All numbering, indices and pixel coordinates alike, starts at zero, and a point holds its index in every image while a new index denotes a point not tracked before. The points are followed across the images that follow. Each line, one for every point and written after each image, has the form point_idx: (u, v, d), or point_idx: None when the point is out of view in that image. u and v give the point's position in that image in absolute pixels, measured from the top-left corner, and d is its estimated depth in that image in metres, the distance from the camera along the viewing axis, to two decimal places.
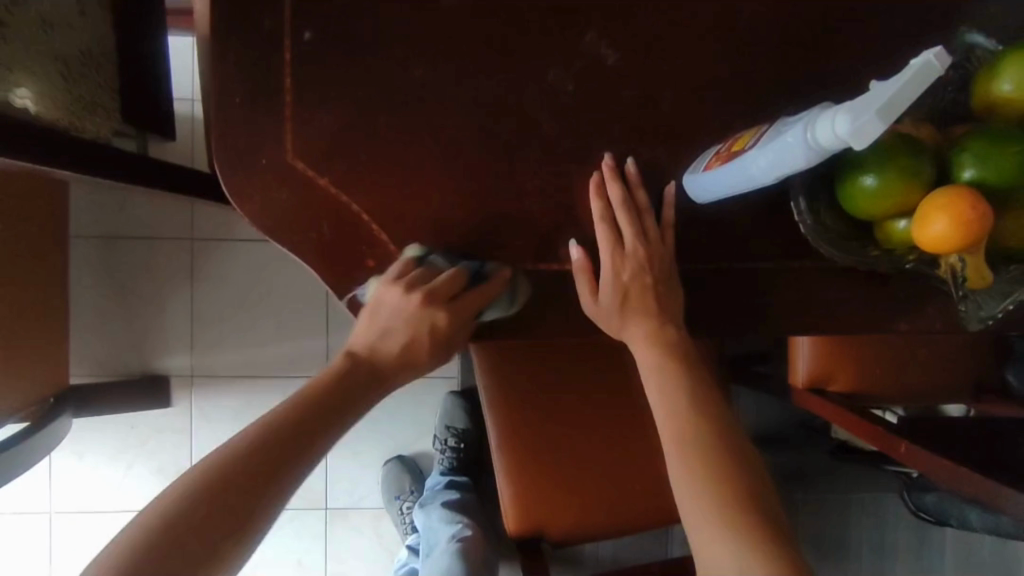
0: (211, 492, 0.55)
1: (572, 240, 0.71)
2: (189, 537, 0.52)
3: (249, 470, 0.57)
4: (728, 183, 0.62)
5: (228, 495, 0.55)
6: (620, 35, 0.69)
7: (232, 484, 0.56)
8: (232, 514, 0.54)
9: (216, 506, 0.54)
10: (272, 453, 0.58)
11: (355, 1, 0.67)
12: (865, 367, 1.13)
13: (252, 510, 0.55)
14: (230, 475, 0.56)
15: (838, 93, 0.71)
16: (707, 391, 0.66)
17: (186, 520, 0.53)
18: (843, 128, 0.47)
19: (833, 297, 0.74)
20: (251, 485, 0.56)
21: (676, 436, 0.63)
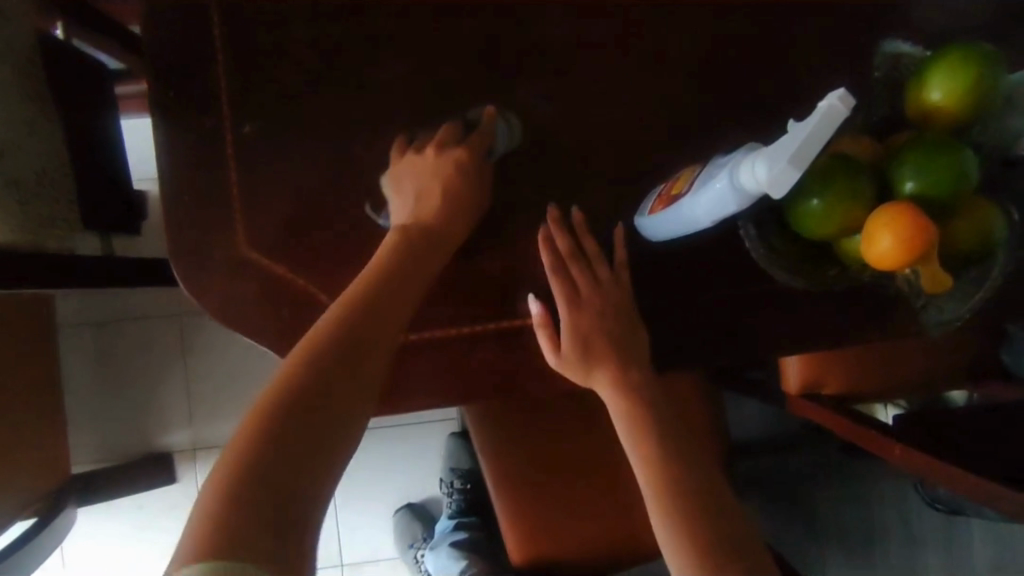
0: (266, 443, 0.47)
1: (529, 295, 0.71)
2: (268, 497, 0.45)
3: (306, 409, 0.49)
4: (671, 226, 0.62)
5: (296, 446, 0.48)
6: (549, 89, 0.71)
7: (260, 479, 0.46)
8: (297, 468, 0.47)
9: (274, 462, 0.47)
10: (321, 393, 0.50)
11: (289, 91, 0.70)
12: (855, 367, 1.12)
13: (315, 468, 0.48)
14: (286, 417, 0.49)
15: (772, 118, 0.72)
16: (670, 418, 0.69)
17: (255, 477, 0.46)
18: (763, 174, 0.48)
19: (799, 320, 0.73)
20: (311, 428, 0.49)
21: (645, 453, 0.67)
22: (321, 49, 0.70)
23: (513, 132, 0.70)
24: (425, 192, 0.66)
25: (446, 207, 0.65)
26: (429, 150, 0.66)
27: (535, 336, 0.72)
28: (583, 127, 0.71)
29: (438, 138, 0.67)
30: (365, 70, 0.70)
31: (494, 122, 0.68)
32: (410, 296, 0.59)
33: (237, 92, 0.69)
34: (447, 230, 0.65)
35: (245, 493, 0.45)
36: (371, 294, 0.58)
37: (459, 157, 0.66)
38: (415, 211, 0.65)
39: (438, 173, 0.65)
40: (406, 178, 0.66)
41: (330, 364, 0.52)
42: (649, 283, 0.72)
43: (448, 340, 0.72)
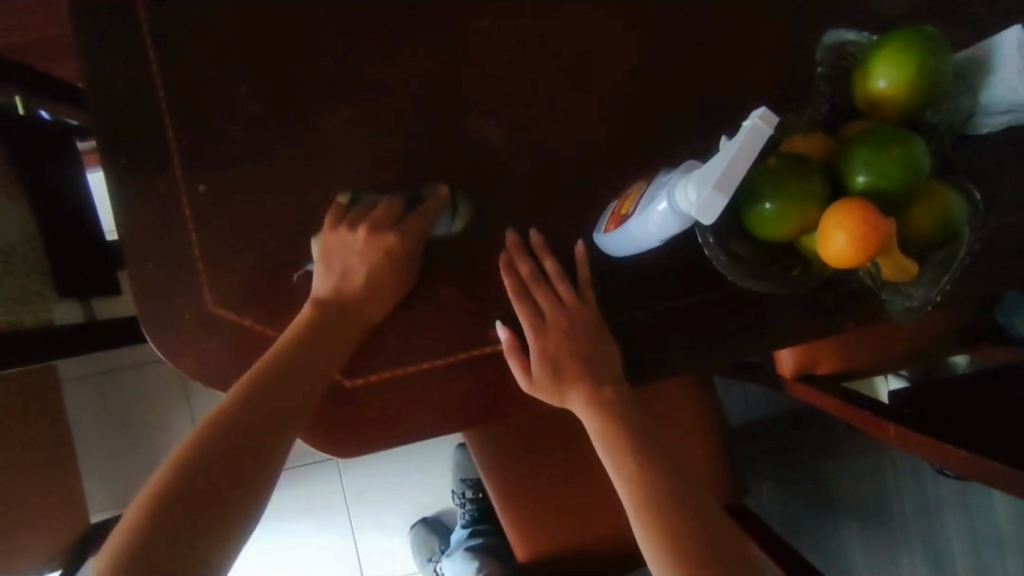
0: (196, 472, 0.57)
1: (497, 322, 0.71)
2: (178, 508, 0.55)
3: (235, 446, 0.59)
4: (625, 245, 0.62)
5: (218, 464, 0.58)
6: (496, 115, 0.71)
7: (187, 488, 0.56)
8: (227, 480, 0.57)
9: (198, 485, 0.56)
10: (250, 430, 0.60)
11: (237, 146, 0.70)
12: (847, 347, 1.11)
13: (235, 483, 0.57)
14: (213, 445, 0.58)
15: (723, 120, 0.71)
16: (646, 427, 0.69)
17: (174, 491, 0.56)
18: (693, 199, 0.49)
19: (772, 318, 0.73)
20: (235, 461, 0.58)
21: (620, 460, 0.67)
22: (267, 101, 0.70)
23: (455, 220, 0.71)
24: (349, 271, 0.68)
25: (384, 273, 0.68)
26: (361, 231, 0.67)
27: (507, 362, 0.72)
28: (534, 150, 0.71)
29: (370, 220, 0.67)
30: (312, 116, 0.71)
31: (439, 207, 0.69)
32: (326, 359, 0.66)
33: (189, 154, 0.70)
34: (377, 297, 0.68)
35: (165, 511, 0.55)
36: (297, 349, 0.64)
37: (388, 246, 0.67)
38: (338, 286, 0.68)
39: (367, 258, 0.67)
40: (333, 254, 0.68)
41: (253, 410, 0.61)
42: (616, 298, 0.72)
43: (420, 374, 0.72)
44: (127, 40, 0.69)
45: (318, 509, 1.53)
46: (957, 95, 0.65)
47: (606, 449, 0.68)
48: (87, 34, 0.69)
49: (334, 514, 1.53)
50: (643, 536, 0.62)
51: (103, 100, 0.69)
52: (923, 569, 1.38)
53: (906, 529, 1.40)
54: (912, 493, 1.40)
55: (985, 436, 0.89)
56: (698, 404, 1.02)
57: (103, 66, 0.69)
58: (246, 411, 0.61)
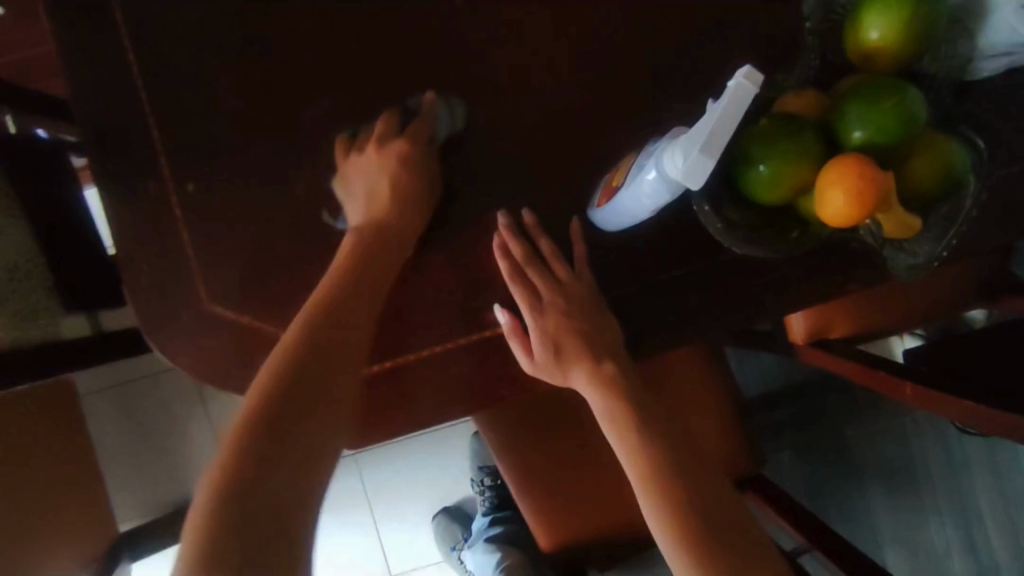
0: (248, 463, 0.51)
1: (495, 305, 0.70)
2: (244, 492, 0.49)
3: (277, 431, 0.53)
4: (616, 218, 0.61)
5: (283, 442, 0.52)
6: (479, 95, 0.70)
7: (264, 462, 0.51)
8: (296, 463, 0.52)
9: (265, 464, 0.51)
10: (303, 386, 0.56)
11: (222, 143, 0.70)
12: (860, 309, 1.09)
13: (301, 466, 0.52)
14: (274, 403, 0.54)
15: (710, 84, 0.69)
16: (650, 404, 0.68)
17: (245, 474, 0.50)
18: (680, 163, 0.47)
19: (774, 284, 0.71)
20: (280, 458, 0.52)
21: (626, 438, 0.66)
22: (249, 96, 0.70)
23: (454, 116, 0.70)
24: (374, 190, 0.67)
25: (407, 207, 0.67)
26: (370, 147, 0.67)
27: (507, 346, 0.71)
28: (519, 126, 0.70)
29: (374, 136, 0.67)
30: (293, 108, 0.70)
31: (434, 109, 0.69)
32: (372, 284, 0.63)
33: (174, 155, 0.70)
34: (402, 230, 0.66)
35: (234, 511, 0.48)
36: (315, 327, 0.60)
37: (388, 250, 0.65)
38: (368, 207, 0.67)
39: (382, 168, 0.66)
40: (355, 182, 0.68)
41: (291, 391, 0.55)
42: (613, 273, 0.70)
43: (422, 362, 0.71)
44: (106, 44, 0.69)
45: (341, 503, 1.54)
46: (955, 40, 0.63)
47: (612, 428, 0.67)
48: (64, 42, 0.69)
49: (356, 508, 1.54)
50: (650, 514, 0.62)
51: (86, 107, 0.69)
52: (951, 532, 1.38)
53: (934, 494, 1.39)
54: (935, 455, 1.39)
55: (1005, 390, 0.87)
56: (708, 375, 1.01)
57: (83, 72, 0.69)
58: (283, 394, 0.55)
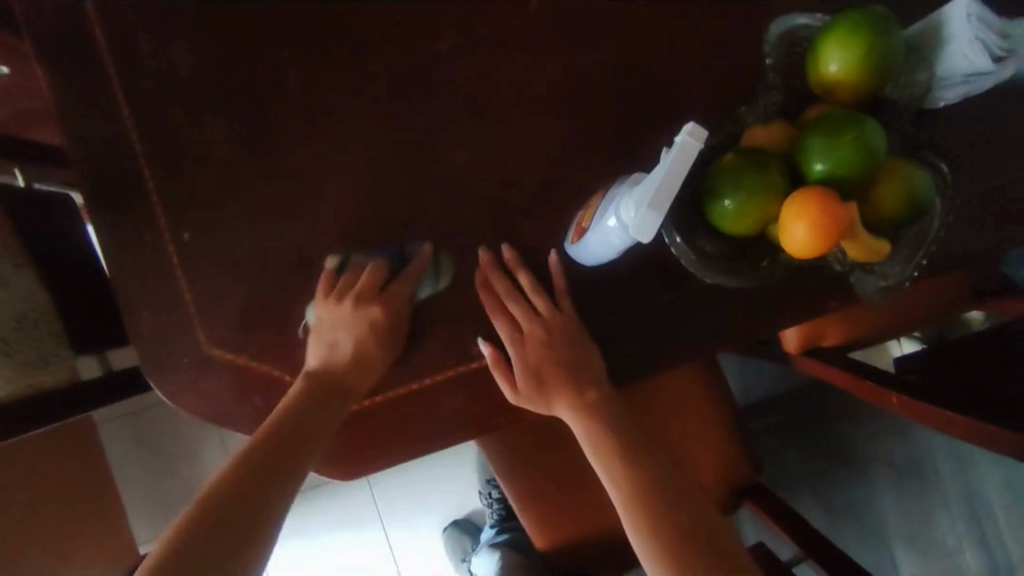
0: (209, 529, 0.56)
1: (479, 338, 0.73)
2: (208, 532, 0.56)
3: (235, 503, 0.58)
4: (586, 257, 0.64)
5: (244, 494, 0.59)
6: (457, 137, 0.73)
7: (221, 511, 0.57)
8: (253, 506, 0.58)
9: (224, 509, 0.57)
10: (276, 453, 0.63)
11: (215, 192, 0.73)
12: (852, 317, 1.10)
13: (260, 516, 0.58)
14: (244, 463, 0.61)
15: (679, 119, 0.72)
16: (628, 426, 0.71)
17: (205, 519, 0.56)
18: (638, 213, 0.49)
19: (748, 307, 0.73)
20: (243, 506, 0.58)
21: (603, 457, 0.69)
22: (238, 146, 0.73)
23: (430, 170, 0.73)
24: (355, 262, 0.71)
25: (375, 249, 0.71)
26: (347, 218, 0.72)
27: (493, 376, 0.74)
28: (497, 165, 0.73)
29: (350, 204, 0.71)
30: (281, 157, 0.73)
31: (430, 180, 0.73)
32: (358, 370, 0.70)
33: (169, 206, 0.73)
34: (375, 274, 0.71)
35: (195, 545, 0.55)
36: (292, 411, 0.66)
37: (375, 316, 0.70)
38: (338, 279, 0.71)
39: (355, 241, 0.71)
40: (342, 245, 0.73)
41: (256, 464, 0.61)
42: (592, 303, 0.73)
43: (412, 395, 0.74)
44: (102, 103, 0.72)
45: (352, 518, 1.58)
46: (914, 68, 0.65)
47: (595, 453, 0.70)
48: (62, 104, 0.73)
49: (367, 522, 1.58)
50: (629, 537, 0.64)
51: (86, 163, 0.73)
52: (961, 527, 1.38)
53: (940, 489, 1.39)
54: (942, 454, 1.40)
55: (991, 399, 0.88)
56: (698, 389, 1.03)
57: (80, 130, 0.73)
58: (247, 468, 0.61)
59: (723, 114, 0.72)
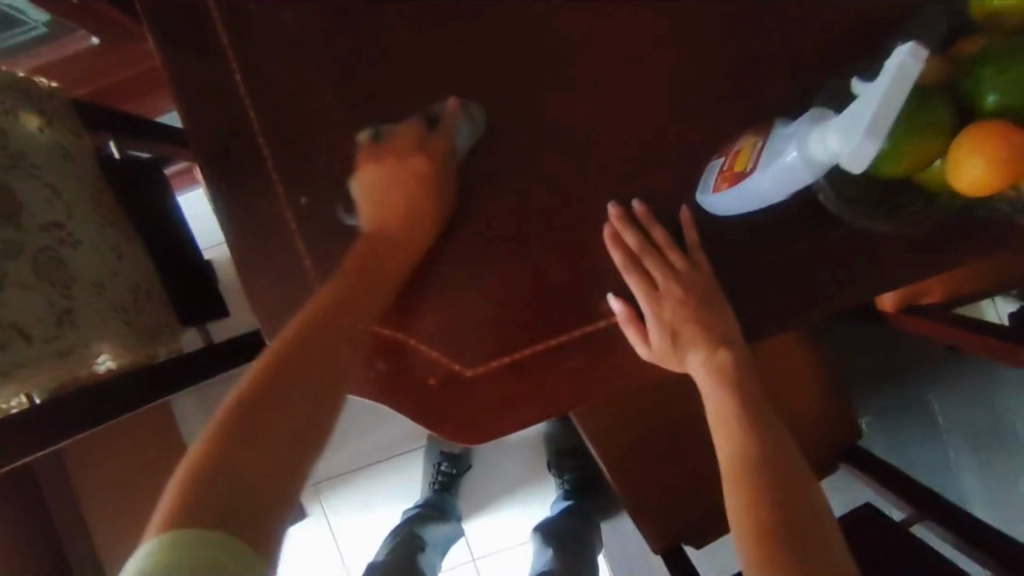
0: (230, 472, 0.50)
1: (609, 295, 0.70)
2: (218, 497, 0.49)
3: (253, 453, 0.52)
4: (736, 203, 0.61)
5: (256, 450, 0.52)
6: (581, 88, 0.69)
7: (229, 464, 0.51)
8: (266, 466, 0.52)
9: (234, 471, 0.50)
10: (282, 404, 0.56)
11: (331, 154, 0.71)
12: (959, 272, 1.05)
13: (275, 477, 0.52)
14: (248, 417, 0.54)
15: (818, 59, 0.68)
16: (754, 388, 0.66)
17: (211, 477, 0.50)
18: (836, 150, 0.47)
19: (897, 256, 0.68)
20: (261, 460, 0.52)
21: (721, 419, 0.65)
22: (353, 106, 0.70)
23: (474, 128, 0.70)
24: (396, 189, 0.69)
25: (428, 198, 0.69)
26: (416, 154, 0.69)
27: (623, 336, 0.70)
28: (623, 116, 0.70)
29: (422, 145, 0.69)
30: (397, 116, 0.71)
31: (455, 121, 0.69)
32: (376, 287, 0.66)
33: (285, 170, 0.71)
34: (422, 216, 0.68)
35: (211, 509, 0.48)
36: (310, 341, 0.60)
37: (419, 169, 0.68)
38: (384, 208, 0.69)
39: (404, 179, 0.68)
40: (374, 183, 0.69)
41: (259, 413, 0.54)
42: (726, 256, 0.70)
43: (540, 356, 0.71)
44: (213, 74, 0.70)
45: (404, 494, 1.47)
46: None
47: (714, 416, 0.65)
48: (175, 68, 0.71)
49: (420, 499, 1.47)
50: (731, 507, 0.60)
51: (198, 134, 0.71)
52: None
53: None
54: None
55: None
56: (799, 352, 1.00)
57: (193, 95, 0.71)
58: (244, 414, 0.54)
59: (870, 51, 0.67)
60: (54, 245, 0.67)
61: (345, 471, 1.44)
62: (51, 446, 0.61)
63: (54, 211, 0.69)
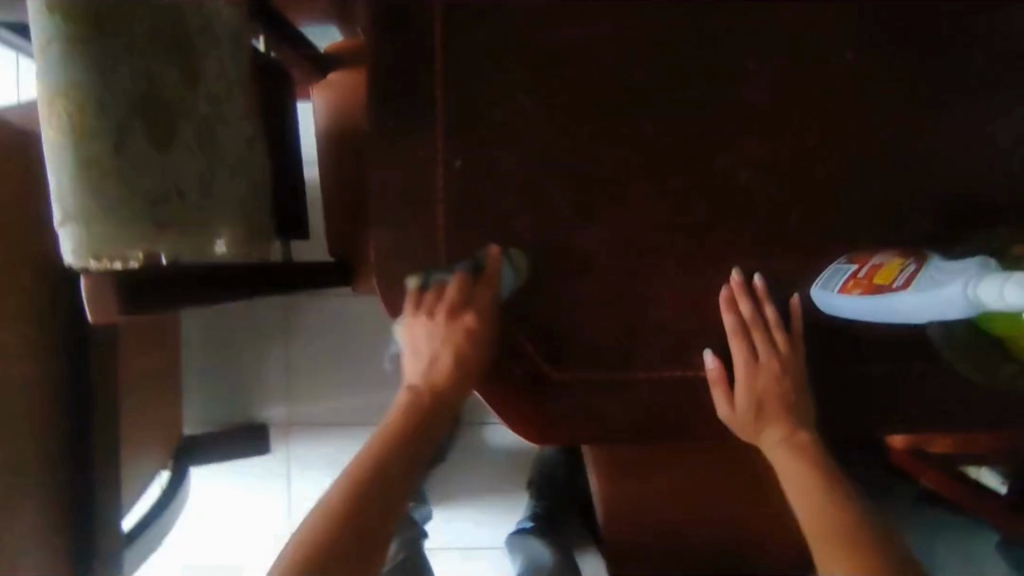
0: (343, 534, 0.61)
1: (707, 350, 0.73)
2: (344, 535, 0.61)
3: (368, 498, 0.63)
4: (867, 312, 0.65)
5: (363, 519, 0.62)
6: (749, 155, 0.72)
7: (361, 501, 0.63)
8: (360, 535, 0.61)
9: (368, 510, 0.63)
10: (365, 505, 0.63)
11: (497, 126, 0.71)
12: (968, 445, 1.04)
13: (369, 549, 0.61)
14: (351, 513, 0.62)
15: (965, 207, 0.72)
16: (829, 464, 0.71)
17: (337, 527, 0.61)
18: (1019, 302, 0.52)
19: (966, 401, 0.73)
20: (361, 512, 0.62)
21: (802, 483, 0.69)
22: (534, 90, 0.71)
23: (516, 273, 0.71)
24: (436, 357, 0.71)
25: (470, 352, 0.71)
26: (441, 315, 0.71)
27: (706, 391, 0.74)
28: (775, 194, 0.72)
29: (450, 303, 0.71)
30: (574, 115, 0.71)
31: (499, 267, 0.70)
32: (438, 413, 0.71)
33: (449, 125, 0.71)
34: (468, 363, 0.71)
35: (335, 542, 0.60)
36: (380, 460, 0.66)
37: (467, 324, 0.71)
38: (427, 372, 0.72)
39: (449, 341, 0.71)
40: (421, 337, 0.72)
41: (368, 493, 0.64)
42: (819, 351, 0.73)
43: (625, 382, 0.73)
44: (415, 5, 0.69)
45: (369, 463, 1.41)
46: None
47: (797, 492, 0.69)
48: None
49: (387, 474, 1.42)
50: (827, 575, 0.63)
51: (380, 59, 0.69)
52: None
53: None
54: None
55: None
56: None
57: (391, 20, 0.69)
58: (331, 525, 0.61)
59: (1012, 216, 0.71)
60: (212, 120, 0.64)
61: (319, 423, 1.40)
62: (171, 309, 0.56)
63: (217, 85, 0.66)
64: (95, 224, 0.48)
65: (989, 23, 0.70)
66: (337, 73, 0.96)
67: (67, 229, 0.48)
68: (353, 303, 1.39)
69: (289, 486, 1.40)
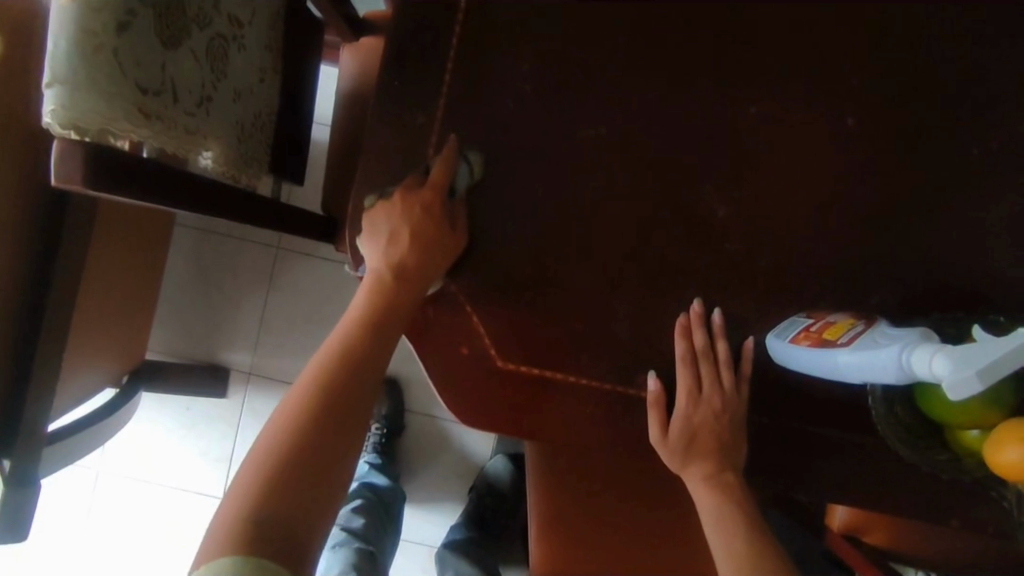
0: (287, 491, 0.55)
1: (651, 371, 0.73)
2: (290, 504, 0.55)
3: (324, 436, 0.59)
4: (812, 364, 0.66)
5: (317, 458, 0.57)
6: (733, 193, 0.73)
7: (312, 442, 0.58)
8: (311, 484, 0.56)
9: (319, 449, 0.58)
10: (318, 444, 0.58)
11: (498, 112, 0.73)
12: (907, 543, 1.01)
13: (320, 488, 0.57)
14: (300, 449, 0.57)
15: (933, 291, 0.72)
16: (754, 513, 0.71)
17: (282, 485, 0.55)
18: (943, 373, 0.52)
19: (892, 481, 0.73)
20: (323, 459, 0.58)
21: (727, 526, 0.70)
22: (540, 86, 0.73)
23: (472, 168, 0.73)
24: (396, 232, 0.70)
25: (431, 238, 0.70)
26: (412, 195, 0.71)
27: (644, 413, 0.74)
28: (752, 236, 0.73)
29: (406, 185, 0.71)
30: (573, 118, 0.73)
31: (454, 157, 0.72)
32: (398, 306, 0.68)
33: (454, 101, 0.73)
34: (430, 263, 0.70)
35: (279, 502, 0.54)
36: (327, 384, 0.62)
37: (426, 203, 0.71)
38: (392, 252, 0.70)
39: (408, 215, 0.70)
40: (378, 222, 0.71)
41: (321, 429, 0.59)
42: (760, 399, 0.74)
43: (566, 384, 0.74)
44: None
45: None
46: None
47: (716, 531, 0.71)
48: None
49: None
50: None
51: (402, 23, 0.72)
52: None
53: None
54: None
55: None
56: None
57: None
58: (282, 464, 0.56)
59: (977, 310, 0.72)
60: (228, 39, 0.67)
61: (279, 378, 1.40)
62: (139, 202, 0.58)
63: (241, 9, 0.69)
64: (81, 90, 0.51)
65: (984, 116, 0.71)
66: (369, 39, 0.95)
67: (53, 89, 0.51)
68: (338, 270, 1.40)
69: (237, 433, 1.40)
